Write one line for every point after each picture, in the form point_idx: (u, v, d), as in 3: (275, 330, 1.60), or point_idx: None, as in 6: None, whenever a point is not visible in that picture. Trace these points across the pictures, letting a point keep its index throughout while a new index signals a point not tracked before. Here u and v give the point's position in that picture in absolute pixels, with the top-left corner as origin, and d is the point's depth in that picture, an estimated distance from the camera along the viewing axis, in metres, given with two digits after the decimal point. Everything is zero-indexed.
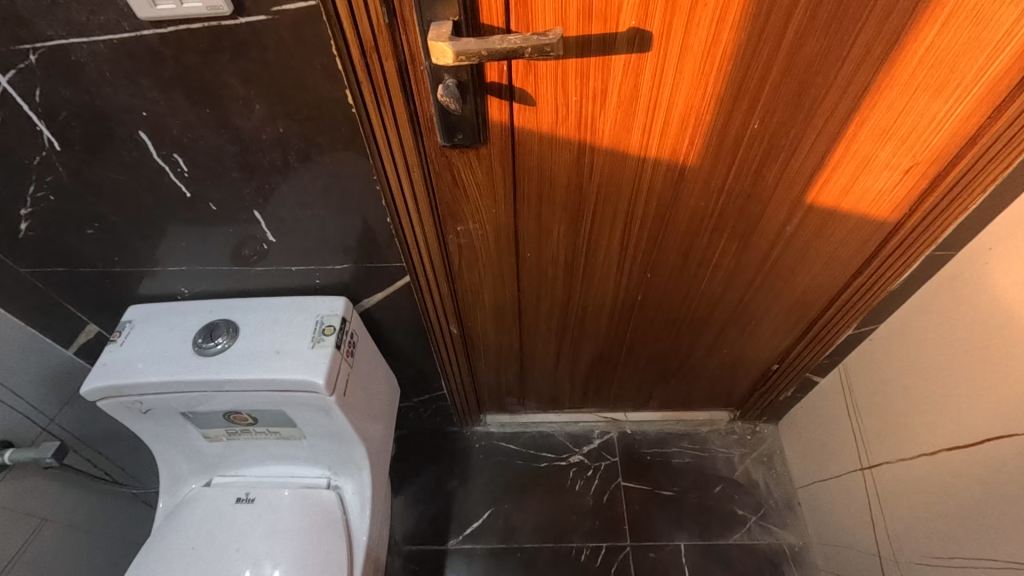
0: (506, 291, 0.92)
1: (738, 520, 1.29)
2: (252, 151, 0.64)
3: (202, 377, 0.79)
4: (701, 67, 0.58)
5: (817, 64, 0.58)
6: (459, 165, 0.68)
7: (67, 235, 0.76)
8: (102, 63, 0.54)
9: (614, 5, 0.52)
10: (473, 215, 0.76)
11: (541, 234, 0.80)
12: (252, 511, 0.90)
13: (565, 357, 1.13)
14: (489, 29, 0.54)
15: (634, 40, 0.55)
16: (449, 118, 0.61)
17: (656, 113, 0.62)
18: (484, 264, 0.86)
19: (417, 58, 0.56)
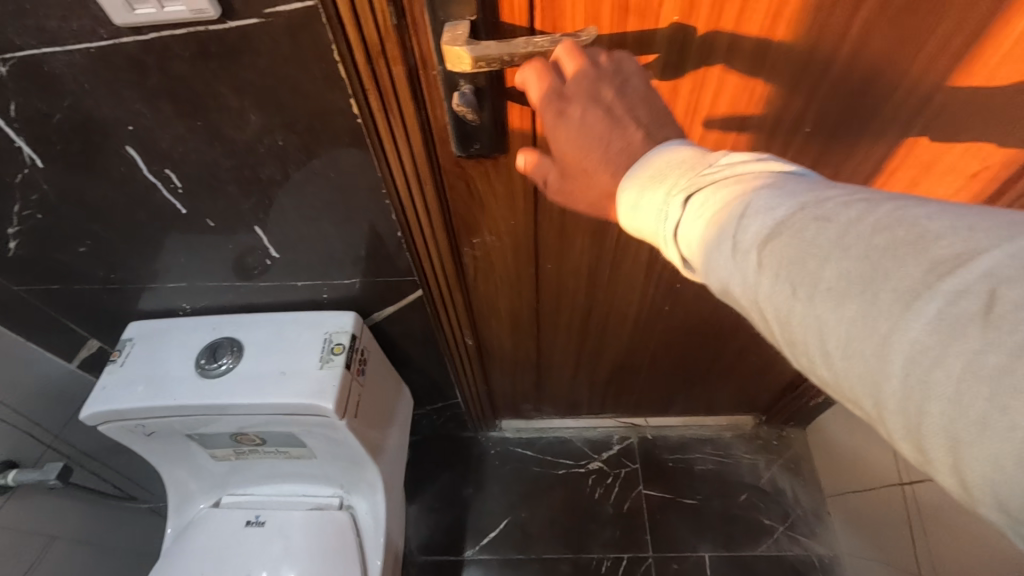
0: (524, 302, 0.87)
1: (764, 530, 1.24)
2: (249, 164, 0.59)
3: (206, 401, 0.74)
4: (750, 67, 0.51)
5: (884, 60, 0.51)
6: (474, 175, 0.63)
7: (59, 253, 0.71)
8: (80, 74, 0.49)
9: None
10: (490, 225, 0.70)
11: (563, 245, 0.74)
12: (262, 534, 0.87)
13: (585, 366, 1.08)
14: (511, 29, 0.48)
15: (676, 38, 0.49)
16: (465, 128, 0.55)
17: (696, 117, 0.56)
18: (501, 275, 0.81)
19: (430, 61, 0.50)
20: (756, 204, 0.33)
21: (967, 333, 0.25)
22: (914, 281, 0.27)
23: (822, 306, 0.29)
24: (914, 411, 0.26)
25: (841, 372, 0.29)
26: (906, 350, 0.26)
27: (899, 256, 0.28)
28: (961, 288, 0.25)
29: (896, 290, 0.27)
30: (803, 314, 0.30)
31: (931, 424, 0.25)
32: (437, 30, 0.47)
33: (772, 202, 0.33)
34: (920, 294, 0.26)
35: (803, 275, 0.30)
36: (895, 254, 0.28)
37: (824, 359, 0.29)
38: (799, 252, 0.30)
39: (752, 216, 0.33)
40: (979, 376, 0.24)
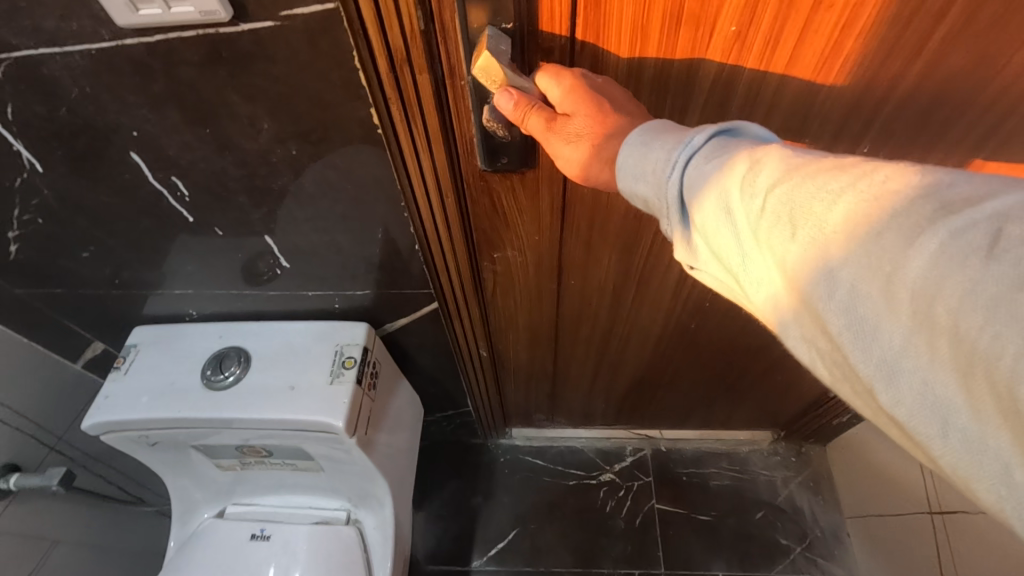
0: (544, 316, 0.83)
1: (781, 550, 1.21)
2: (260, 174, 0.55)
3: (212, 415, 0.72)
4: (808, 82, 0.50)
5: (954, 81, 0.49)
6: (500, 190, 0.59)
7: (62, 258, 0.68)
8: (81, 78, 0.45)
9: (711, 7, 0.43)
10: (512, 241, 0.67)
11: (589, 261, 0.70)
12: (267, 549, 0.84)
13: (602, 380, 1.04)
14: (549, 37, 0.45)
15: (730, 49, 0.47)
16: (492, 141, 0.52)
17: None
18: (520, 290, 0.77)
19: (458, 71, 0.46)
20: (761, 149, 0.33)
21: (967, 265, 0.24)
22: (920, 217, 0.26)
23: (827, 243, 0.29)
24: (905, 351, 0.26)
25: (833, 310, 0.28)
26: (908, 290, 0.26)
27: (909, 195, 0.27)
28: (971, 222, 0.25)
29: (901, 226, 0.27)
30: (796, 247, 0.30)
31: (921, 365, 0.25)
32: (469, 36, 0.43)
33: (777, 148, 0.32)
34: (924, 230, 0.26)
35: (802, 209, 0.30)
36: (907, 195, 0.27)
37: (823, 294, 0.29)
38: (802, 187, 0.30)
39: (751, 156, 0.33)
40: (980, 311, 0.24)
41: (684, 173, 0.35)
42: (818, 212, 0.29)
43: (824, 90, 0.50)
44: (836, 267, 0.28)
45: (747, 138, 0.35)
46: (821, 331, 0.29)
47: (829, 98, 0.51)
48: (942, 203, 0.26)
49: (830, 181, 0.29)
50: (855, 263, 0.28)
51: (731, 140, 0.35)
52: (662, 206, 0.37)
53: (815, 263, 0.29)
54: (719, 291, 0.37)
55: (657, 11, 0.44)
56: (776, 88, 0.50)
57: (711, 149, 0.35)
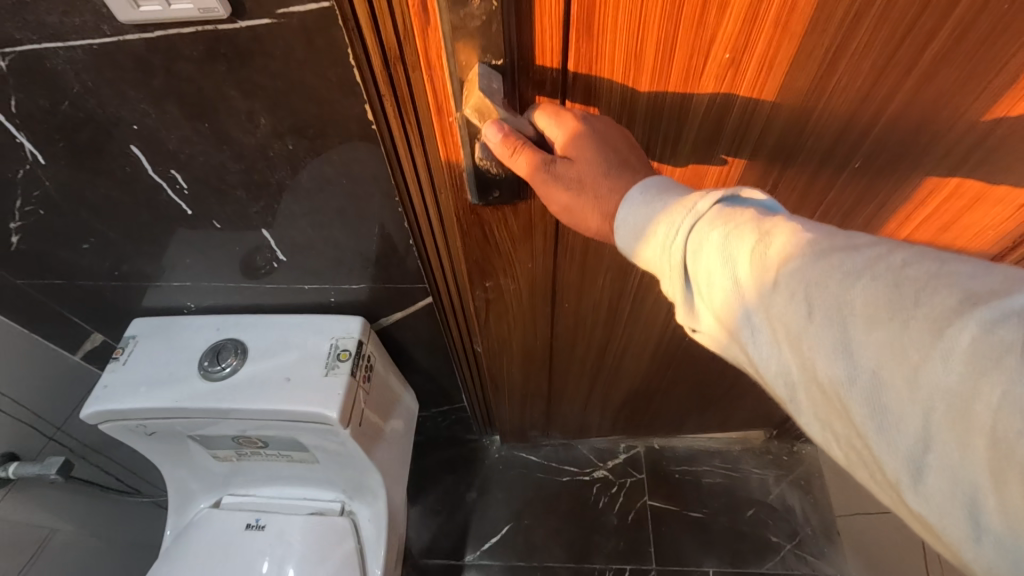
0: (538, 336, 0.85)
1: (772, 547, 1.22)
2: (257, 168, 0.56)
3: (208, 405, 0.73)
4: (802, 103, 0.51)
5: (944, 99, 0.51)
6: (491, 222, 0.60)
7: (63, 249, 0.70)
8: (82, 72, 0.47)
9: (705, 37, 0.44)
10: (505, 270, 0.69)
11: (584, 284, 0.72)
12: (263, 539, 0.86)
13: (597, 396, 1.07)
14: (541, 70, 0.46)
15: (724, 76, 0.48)
16: (484, 177, 0.53)
17: (742, 149, 0.56)
18: (514, 315, 0.79)
19: (445, 107, 0.48)
20: (779, 228, 0.34)
21: (999, 363, 0.24)
22: (944, 309, 0.27)
23: (848, 328, 0.29)
24: (929, 445, 0.26)
25: (854, 396, 0.29)
26: (932, 382, 0.26)
27: (933, 285, 0.28)
28: (998, 315, 0.25)
29: (924, 318, 0.27)
30: (816, 330, 0.30)
31: (947, 461, 0.26)
32: (458, 74, 0.44)
33: (795, 227, 0.33)
34: (951, 321, 0.26)
35: (821, 293, 0.30)
36: (929, 285, 0.28)
37: (843, 377, 0.29)
38: (822, 270, 0.31)
39: (770, 234, 0.34)
40: (1010, 412, 0.24)
41: (692, 241, 0.37)
42: (836, 294, 0.30)
43: (818, 110, 0.52)
44: (858, 351, 0.28)
45: (756, 209, 0.36)
46: (841, 415, 0.30)
47: (822, 117, 0.53)
48: (965, 293, 0.27)
49: (846, 265, 0.30)
50: (877, 349, 0.28)
51: (739, 211, 0.36)
52: (672, 272, 0.39)
53: (834, 347, 0.29)
54: (727, 354, 0.38)
55: (651, 41, 0.44)
56: (774, 109, 0.51)
57: (719, 220, 0.36)
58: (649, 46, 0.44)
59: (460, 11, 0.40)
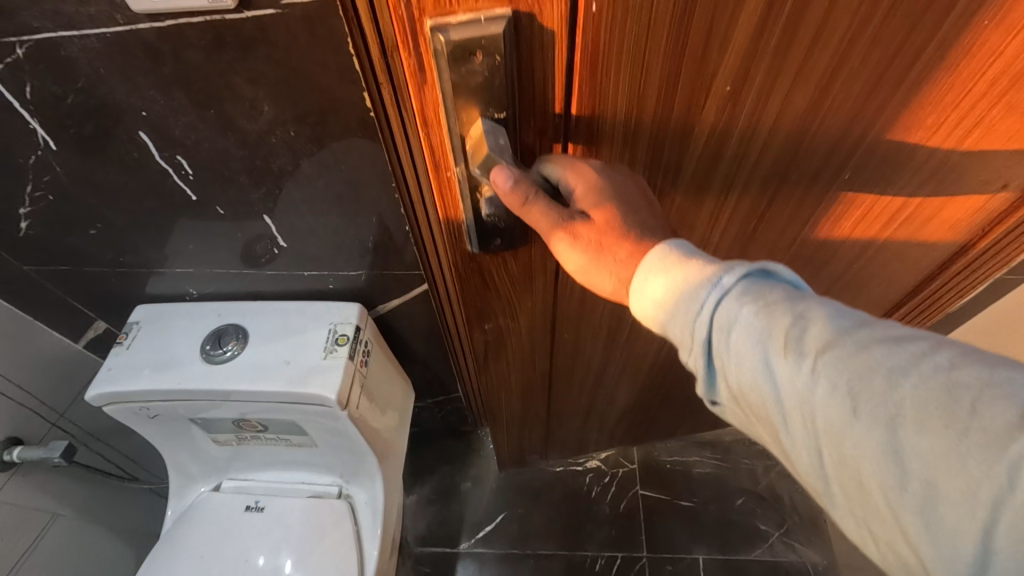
0: (537, 369, 0.87)
1: (760, 535, 1.24)
2: (260, 154, 0.59)
3: (209, 387, 0.75)
4: (799, 124, 0.54)
5: (926, 108, 0.55)
6: (490, 267, 0.63)
7: (70, 235, 0.72)
8: (95, 60, 0.49)
9: (708, 70, 0.46)
10: (505, 310, 0.71)
11: (583, 314, 0.75)
12: (262, 520, 0.89)
13: (596, 415, 1.10)
14: (545, 115, 0.48)
15: (725, 104, 0.50)
16: (485, 227, 0.57)
17: (741, 170, 0.58)
18: (513, 351, 0.81)
19: (444, 161, 0.52)
20: (818, 321, 0.35)
21: None
22: (1001, 424, 0.28)
23: (897, 432, 0.31)
24: (985, 557, 0.28)
25: (906, 501, 0.30)
26: (987, 496, 0.28)
27: (986, 396, 0.29)
28: None
29: (980, 431, 0.28)
30: (864, 431, 0.32)
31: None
32: (458, 130, 0.47)
33: (834, 320, 0.35)
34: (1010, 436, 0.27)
35: (867, 393, 0.32)
36: (982, 395, 0.29)
37: (895, 483, 0.31)
38: (867, 371, 0.32)
39: (807, 325, 0.36)
40: None
41: (719, 318, 0.39)
42: (883, 394, 0.31)
43: (813, 130, 0.55)
44: (908, 459, 0.30)
45: (782, 289, 0.38)
46: (887, 516, 0.31)
47: (818, 135, 0.55)
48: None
49: (889, 362, 0.32)
50: (927, 457, 0.30)
51: (770, 292, 0.38)
52: (696, 344, 0.41)
53: (884, 451, 0.31)
54: (755, 430, 0.40)
55: (654, 79, 0.46)
56: (772, 135, 0.54)
57: (756, 304, 0.38)
58: (653, 84, 0.46)
59: (461, 70, 0.42)
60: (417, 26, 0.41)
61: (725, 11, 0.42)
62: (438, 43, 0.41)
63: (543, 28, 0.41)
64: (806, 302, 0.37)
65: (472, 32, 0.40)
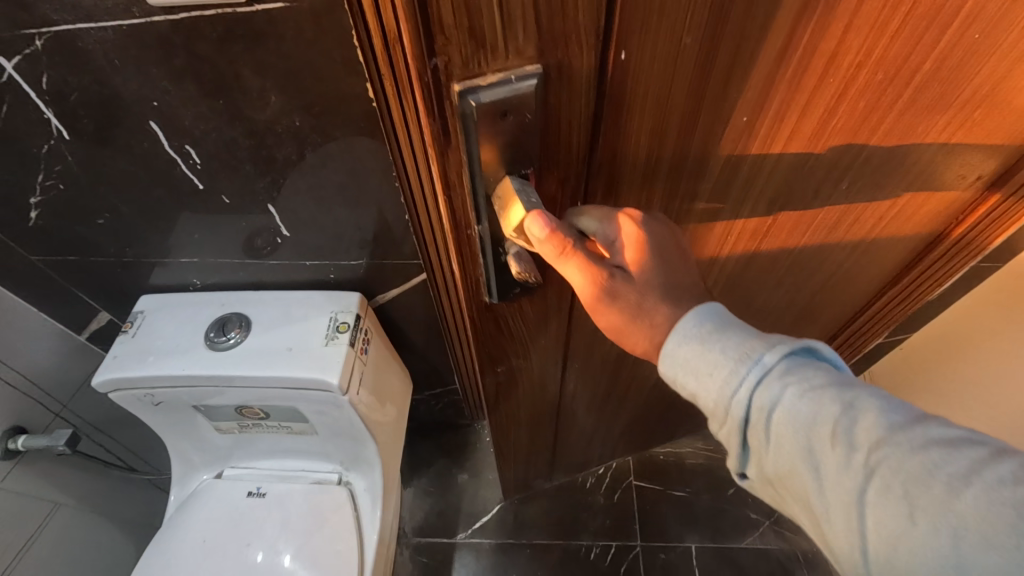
0: (547, 401, 0.85)
1: (751, 523, 1.27)
2: (266, 143, 0.61)
3: (213, 372, 0.77)
4: (807, 144, 0.52)
5: (923, 118, 0.54)
6: (507, 316, 0.56)
7: (78, 224, 0.74)
8: (111, 51, 0.51)
9: (728, 104, 0.42)
10: (519, 354, 0.65)
11: (593, 344, 0.73)
12: (263, 506, 0.91)
13: (597, 436, 1.13)
14: (566, 168, 0.41)
15: (740, 133, 0.46)
16: (505, 281, 0.49)
17: (749, 191, 0.56)
18: (523, 391, 0.77)
19: (463, 220, 0.43)
20: (868, 415, 0.35)
21: None
22: None
23: (958, 545, 0.30)
24: None
25: None
26: None
27: None
28: None
29: None
30: (921, 538, 0.31)
31: None
32: (485, 189, 0.40)
33: (884, 413, 0.35)
34: None
35: (922, 498, 0.32)
36: None
37: None
38: (923, 475, 0.32)
39: (857, 416, 0.35)
40: None
41: (759, 398, 0.39)
42: (942, 503, 0.31)
43: (819, 147, 0.53)
44: None
45: (827, 371, 0.38)
46: None
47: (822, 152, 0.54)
48: None
49: (946, 468, 0.32)
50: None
51: (815, 376, 0.38)
52: (727, 419, 0.41)
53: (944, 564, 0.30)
54: (798, 513, 0.40)
55: (678, 120, 0.41)
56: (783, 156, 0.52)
57: (802, 388, 0.37)
58: (675, 124, 0.41)
59: (492, 130, 0.35)
60: (439, 88, 0.33)
61: (750, 40, 0.38)
62: (467, 108, 0.34)
63: (573, 80, 0.35)
64: (855, 392, 0.36)
65: (505, 92, 0.33)
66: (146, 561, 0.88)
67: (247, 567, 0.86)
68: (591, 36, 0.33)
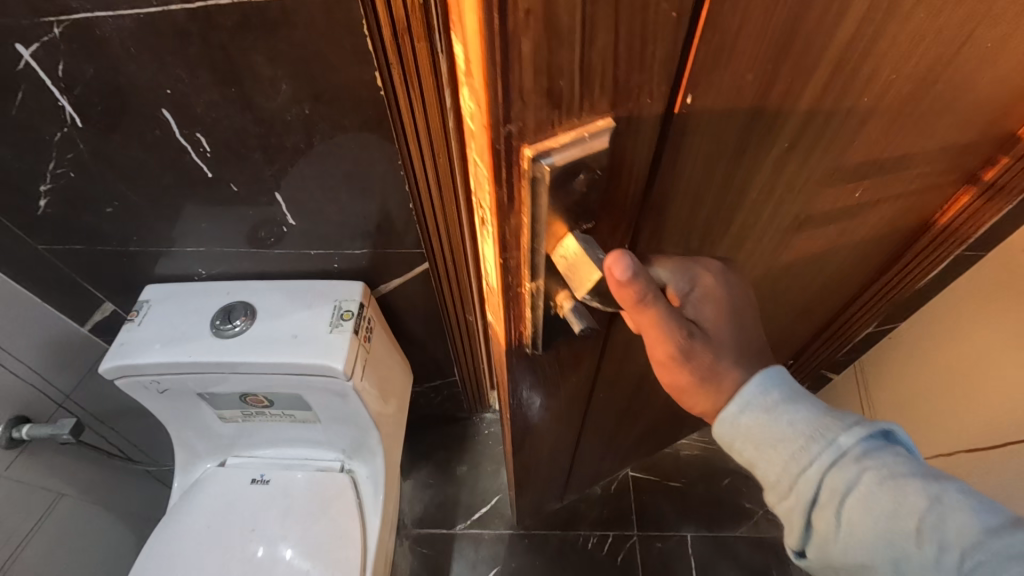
0: (570, 431, 0.82)
1: (745, 513, 1.29)
2: (275, 132, 0.63)
3: (218, 358, 0.79)
4: (840, 165, 0.47)
5: (952, 130, 0.51)
6: (548, 362, 0.53)
7: (86, 213, 0.75)
8: (127, 40, 0.53)
9: (772, 134, 0.38)
10: (554, 394, 0.62)
11: (619, 372, 0.71)
12: (267, 492, 0.93)
13: (612, 452, 1.08)
14: (625, 216, 0.38)
15: (779, 161, 0.42)
16: (554, 332, 0.46)
17: (776, 216, 0.51)
18: (550, 425, 0.74)
19: (516, 280, 0.39)
20: (954, 509, 0.36)
21: None
22: None
23: None
24: None
25: None
26: None
27: None
28: None
29: None
30: None
31: None
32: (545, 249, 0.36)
33: (969, 509, 0.35)
34: None
35: None
36: None
37: None
38: None
39: (941, 510, 0.36)
40: None
41: (833, 480, 0.39)
42: None
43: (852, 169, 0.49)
44: None
45: (907, 461, 0.39)
46: None
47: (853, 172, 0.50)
48: None
49: None
50: None
51: (895, 464, 0.38)
52: (791, 494, 0.41)
53: None
54: None
55: (722, 154, 0.38)
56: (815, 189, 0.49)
57: (881, 476, 0.38)
58: (721, 159, 0.38)
59: (564, 193, 0.32)
60: (508, 154, 0.29)
61: (807, 76, 0.34)
62: (539, 173, 0.30)
63: (637, 127, 0.31)
64: (937, 483, 0.37)
65: (577, 151, 0.29)
66: (150, 547, 0.89)
67: (252, 552, 0.88)
68: (662, 84, 0.29)
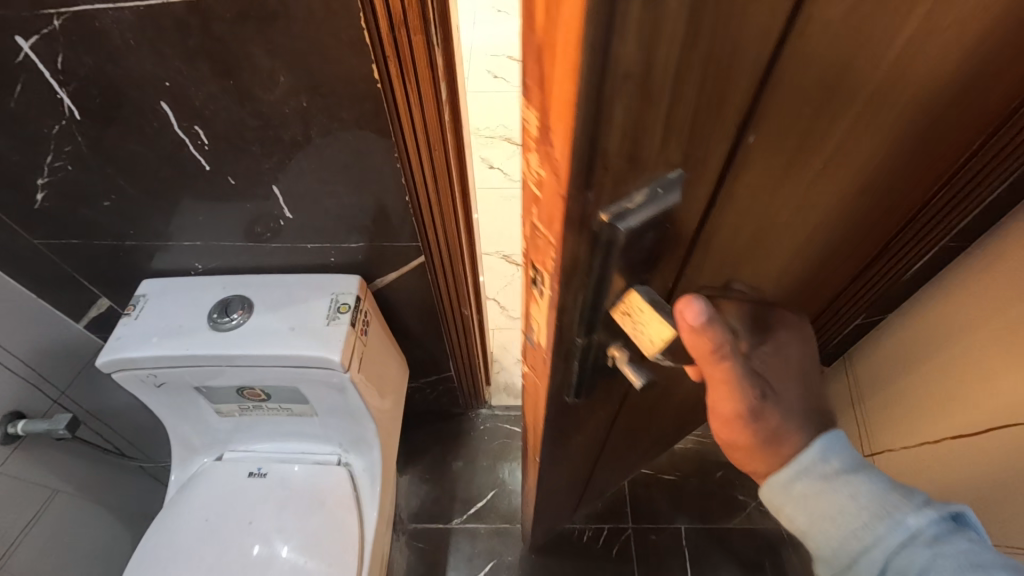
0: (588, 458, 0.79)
1: (738, 505, 1.31)
2: (274, 124, 0.64)
3: (216, 351, 0.79)
4: (866, 189, 0.45)
5: (964, 138, 0.50)
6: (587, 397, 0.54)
7: (83, 207, 0.75)
8: (127, 32, 0.54)
9: (807, 159, 0.37)
10: (583, 425, 0.63)
11: (642, 399, 0.70)
12: (264, 485, 0.93)
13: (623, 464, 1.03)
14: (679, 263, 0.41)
15: (810, 188, 0.40)
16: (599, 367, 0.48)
17: (801, 241, 0.49)
18: (574, 454, 0.73)
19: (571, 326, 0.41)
20: None
21: None
22: None
23: None
24: None
25: None
26: None
27: None
28: None
29: None
30: None
31: None
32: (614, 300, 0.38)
33: None
34: None
35: None
36: None
37: None
38: None
39: None
40: None
41: (900, 563, 0.38)
42: None
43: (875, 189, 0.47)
44: None
45: (984, 550, 0.37)
46: None
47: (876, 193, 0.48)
48: None
49: None
50: None
51: (971, 552, 0.36)
52: (853, 570, 0.41)
53: None
54: None
55: (754, 179, 0.36)
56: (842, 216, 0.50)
57: (955, 562, 0.36)
58: (754, 184, 0.37)
59: (633, 251, 0.33)
60: (583, 218, 0.30)
61: (849, 103, 0.32)
62: (615, 234, 0.31)
63: (707, 160, 0.32)
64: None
65: (651, 208, 0.31)
66: (148, 541, 0.89)
67: (250, 545, 0.88)
68: (735, 117, 0.30)
